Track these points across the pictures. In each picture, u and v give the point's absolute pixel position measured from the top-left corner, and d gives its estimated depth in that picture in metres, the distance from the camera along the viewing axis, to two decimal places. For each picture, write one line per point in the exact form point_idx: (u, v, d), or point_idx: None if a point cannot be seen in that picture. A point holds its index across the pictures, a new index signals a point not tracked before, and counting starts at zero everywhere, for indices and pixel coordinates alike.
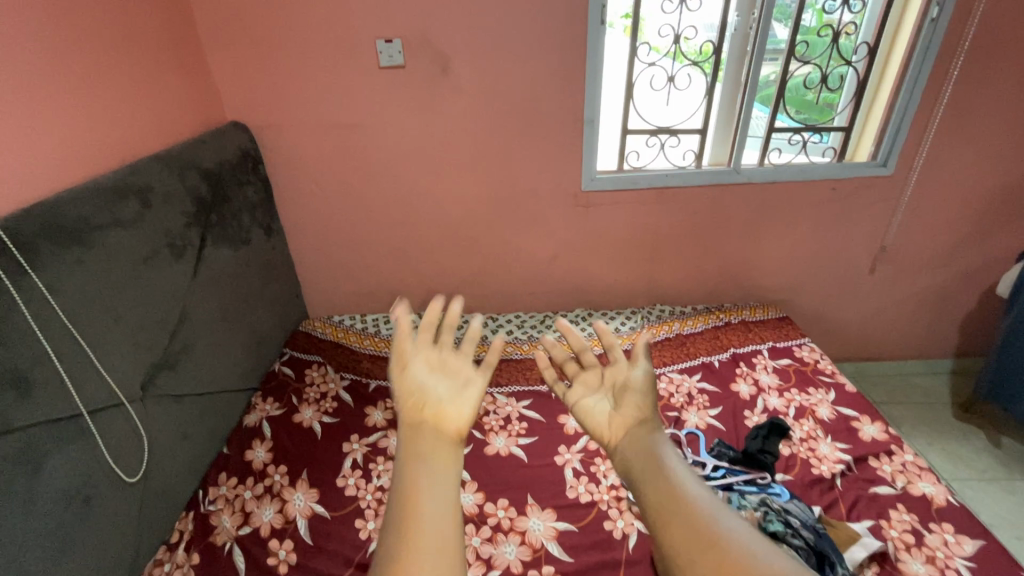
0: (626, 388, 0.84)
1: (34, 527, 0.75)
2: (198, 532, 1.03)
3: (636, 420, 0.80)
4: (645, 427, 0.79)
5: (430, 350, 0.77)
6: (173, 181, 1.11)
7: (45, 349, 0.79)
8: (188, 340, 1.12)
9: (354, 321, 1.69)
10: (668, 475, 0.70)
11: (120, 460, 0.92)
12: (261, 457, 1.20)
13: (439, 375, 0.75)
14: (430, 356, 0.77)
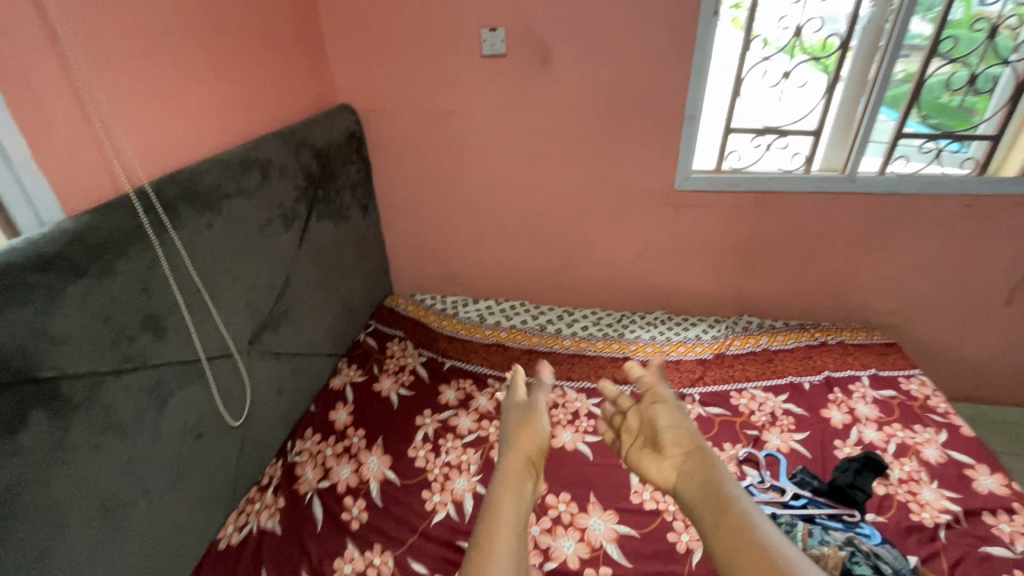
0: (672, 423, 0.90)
1: (160, 454, 0.86)
2: (285, 479, 1.13)
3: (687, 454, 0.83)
4: (699, 457, 0.81)
5: (514, 435, 0.91)
6: (289, 157, 1.21)
7: (179, 300, 0.89)
8: (290, 304, 1.23)
9: (435, 301, 1.76)
10: (719, 494, 0.72)
11: (228, 405, 1.02)
12: (342, 419, 1.29)
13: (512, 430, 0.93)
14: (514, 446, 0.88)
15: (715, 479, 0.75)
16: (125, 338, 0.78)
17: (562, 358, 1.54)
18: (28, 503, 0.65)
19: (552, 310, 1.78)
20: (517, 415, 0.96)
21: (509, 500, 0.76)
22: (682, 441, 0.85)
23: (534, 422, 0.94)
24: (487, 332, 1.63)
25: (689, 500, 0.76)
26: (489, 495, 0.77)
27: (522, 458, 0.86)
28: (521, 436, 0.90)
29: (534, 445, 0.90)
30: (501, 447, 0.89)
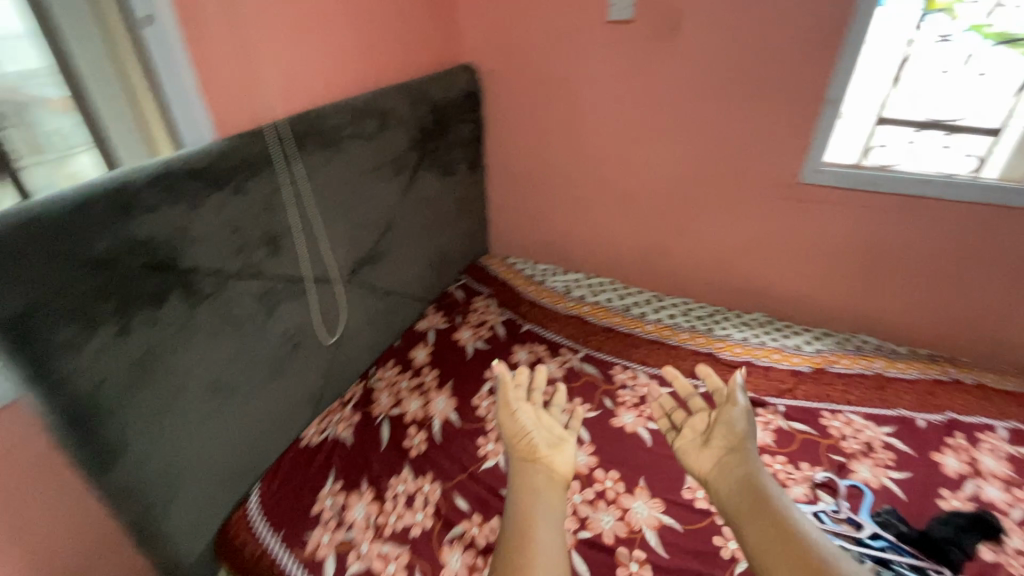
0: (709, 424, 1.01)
1: (264, 352, 1.00)
2: (363, 399, 1.26)
3: (727, 451, 0.93)
4: (735, 454, 0.92)
5: (537, 429, 1.03)
6: (407, 109, 1.29)
7: (294, 223, 1.02)
8: (389, 245, 1.33)
9: (526, 267, 1.80)
10: (757, 489, 0.84)
11: (324, 324, 1.15)
12: (421, 358, 1.39)
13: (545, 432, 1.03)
14: (538, 443, 1.00)
15: (749, 476, 0.87)
16: (246, 248, 0.92)
17: (640, 342, 1.50)
18: (161, 365, 0.81)
19: (641, 293, 1.72)
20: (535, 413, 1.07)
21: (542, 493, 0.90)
22: (727, 437, 0.95)
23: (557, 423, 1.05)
24: (570, 304, 1.64)
25: (722, 493, 0.88)
26: (525, 487, 0.91)
27: (544, 456, 0.98)
28: (542, 432, 1.02)
29: (556, 442, 1.01)
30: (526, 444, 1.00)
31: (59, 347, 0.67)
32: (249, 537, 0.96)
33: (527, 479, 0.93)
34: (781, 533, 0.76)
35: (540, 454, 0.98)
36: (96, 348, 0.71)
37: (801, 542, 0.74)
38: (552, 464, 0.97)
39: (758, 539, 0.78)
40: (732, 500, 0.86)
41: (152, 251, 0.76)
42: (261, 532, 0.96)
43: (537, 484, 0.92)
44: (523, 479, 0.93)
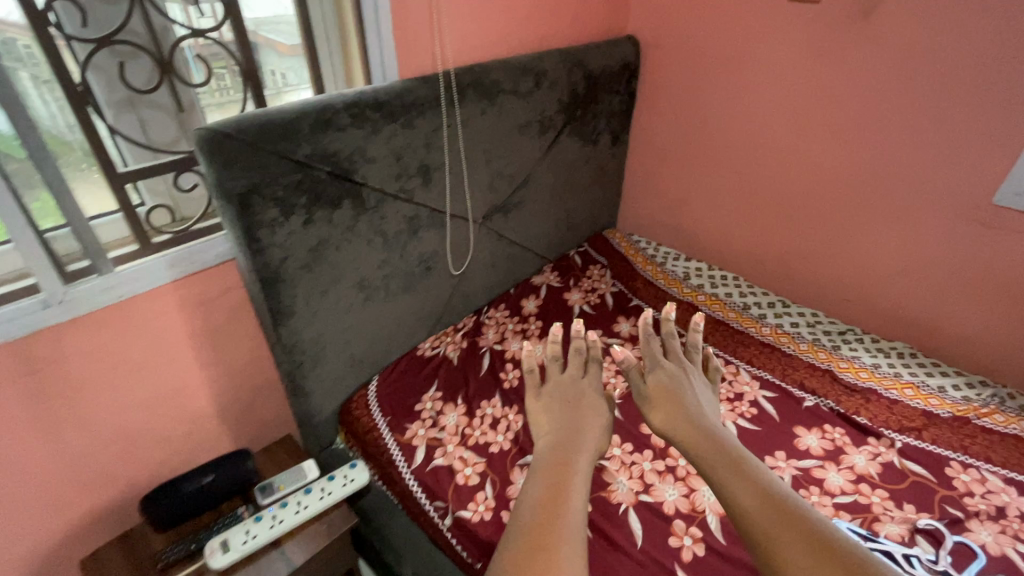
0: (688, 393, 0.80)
1: (401, 268, 1.17)
2: (473, 330, 1.40)
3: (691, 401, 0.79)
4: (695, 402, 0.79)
5: (575, 397, 0.84)
6: (563, 73, 1.36)
7: (446, 162, 1.16)
8: (522, 199, 1.44)
9: (649, 247, 1.80)
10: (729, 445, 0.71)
11: (453, 256, 1.30)
12: (530, 308, 1.50)
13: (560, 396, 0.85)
14: (565, 410, 0.81)
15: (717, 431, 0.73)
16: (404, 175, 1.07)
17: (752, 342, 1.44)
18: (327, 256, 1.00)
19: (766, 294, 1.63)
20: (569, 377, 0.87)
21: (564, 466, 0.70)
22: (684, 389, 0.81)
23: (600, 395, 0.85)
24: (685, 290, 1.61)
25: (692, 448, 0.73)
26: (550, 456, 0.73)
27: (586, 422, 0.79)
28: (578, 401, 0.83)
29: (591, 408, 0.82)
30: (553, 408, 0.82)
31: (262, 221, 0.87)
32: (364, 414, 1.15)
33: (549, 443, 0.76)
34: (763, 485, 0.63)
35: (561, 420, 0.80)
36: (286, 229, 0.91)
37: (823, 530, 0.58)
38: (593, 437, 0.77)
39: (760, 514, 0.61)
40: (710, 467, 0.69)
41: (335, 161, 0.94)
42: (373, 413, 1.15)
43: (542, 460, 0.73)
44: (546, 443, 0.76)
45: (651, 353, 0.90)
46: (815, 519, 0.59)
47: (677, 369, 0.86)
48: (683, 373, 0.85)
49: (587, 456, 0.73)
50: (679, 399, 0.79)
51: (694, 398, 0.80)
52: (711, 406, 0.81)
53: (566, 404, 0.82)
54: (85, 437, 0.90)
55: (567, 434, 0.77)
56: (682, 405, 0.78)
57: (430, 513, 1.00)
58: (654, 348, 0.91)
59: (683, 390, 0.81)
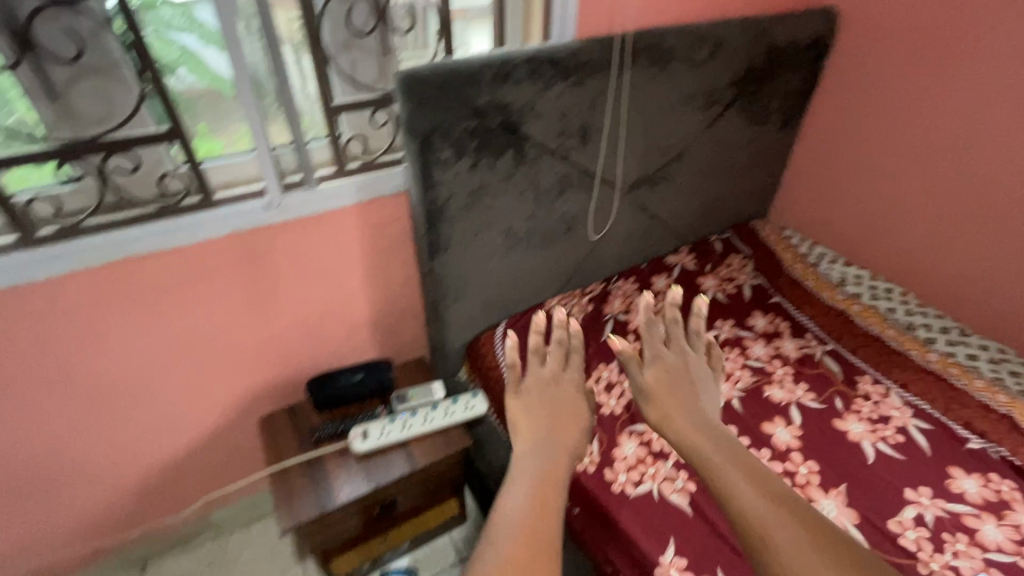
0: (686, 393, 0.83)
1: (544, 223, 1.22)
2: (599, 296, 1.40)
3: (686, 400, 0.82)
4: (693, 401, 0.82)
5: (558, 406, 0.91)
6: (743, 44, 1.28)
7: (606, 125, 1.17)
8: (671, 173, 1.40)
9: (802, 244, 1.64)
10: (725, 445, 0.74)
11: (594, 221, 1.32)
12: (660, 285, 1.46)
13: (539, 405, 0.91)
14: (546, 411, 0.89)
15: (713, 431, 0.76)
16: (565, 133, 1.11)
17: (912, 366, 1.26)
18: (483, 201, 1.08)
19: (940, 318, 1.41)
20: (547, 375, 0.95)
21: (542, 477, 0.77)
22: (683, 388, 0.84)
23: (578, 392, 0.94)
24: (837, 297, 1.45)
25: (688, 446, 0.76)
26: (535, 461, 0.80)
27: (563, 428, 0.87)
28: (560, 401, 0.92)
29: (569, 414, 0.90)
30: (537, 417, 0.88)
31: (437, 160, 0.97)
32: (489, 352, 1.23)
33: (529, 447, 0.83)
34: (755, 484, 0.67)
35: (541, 422, 0.87)
36: (455, 170, 1.00)
37: (809, 526, 0.61)
38: (569, 442, 0.85)
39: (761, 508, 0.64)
40: (707, 464, 0.72)
41: (507, 112, 1.00)
42: (497, 353, 1.22)
43: (525, 466, 0.79)
44: (524, 450, 0.83)
45: (649, 341, 0.92)
46: (810, 514, 0.63)
47: (676, 364, 0.89)
48: (680, 367, 0.88)
49: (562, 458, 0.82)
50: (675, 397, 0.82)
51: (691, 396, 0.83)
52: (706, 400, 0.84)
53: (548, 402, 0.91)
54: (275, 319, 1.09)
55: (547, 445, 0.83)
56: (680, 404, 0.81)
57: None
58: (653, 335, 0.93)
59: (679, 385, 0.84)
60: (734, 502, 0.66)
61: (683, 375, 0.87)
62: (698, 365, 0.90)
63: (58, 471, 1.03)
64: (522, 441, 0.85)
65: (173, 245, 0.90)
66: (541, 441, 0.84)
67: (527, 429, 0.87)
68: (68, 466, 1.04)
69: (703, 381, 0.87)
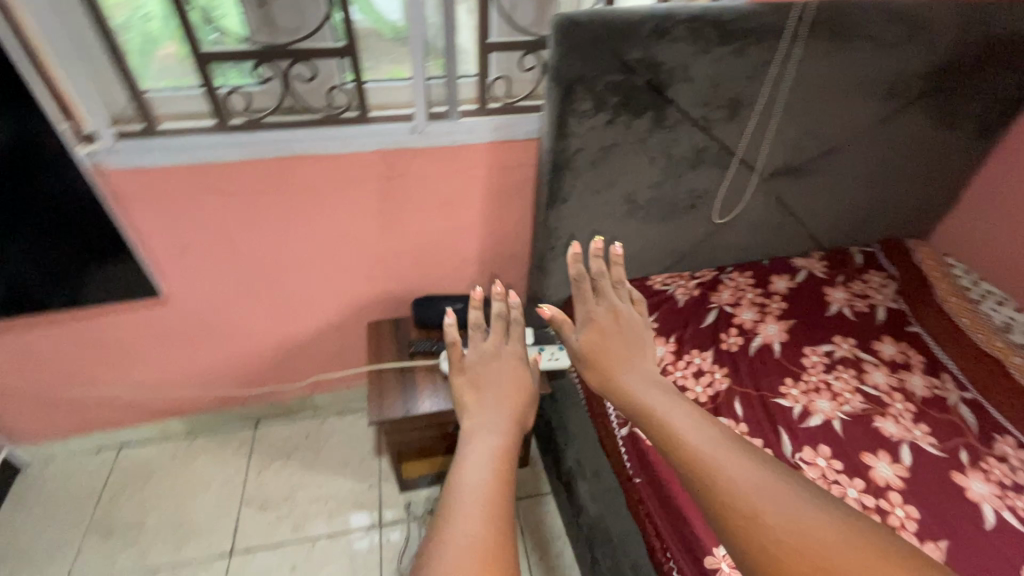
0: (619, 349, 0.71)
1: (667, 195, 1.18)
2: (709, 283, 1.34)
3: (627, 359, 0.70)
4: (634, 358, 0.70)
5: (492, 369, 0.70)
6: (950, 30, 1.10)
7: (760, 102, 1.08)
8: (821, 167, 1.27)
9: (964, 277, 1.40)
10: (672, 400, 0.62)
11: (722, 203, 1.25)
12: (779, 286, 1.35)
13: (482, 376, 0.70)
14: (488, 380, 0.69)
15: (655, 385, 0.66)
16: (712, 104, 1.05)
17: None
18: (611, 160, 1.07)
19: None
20: (488, 349, 0.72)
21: (497, 456, 0.58)
22: (619, 343, 0.72)
23: (523, 365, 0.72)
24: (996, 342, 1.22)
25: (633, 406, 0.63)
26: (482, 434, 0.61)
27: (509, 395, 0.68)
28: (504, 377, 0.70)
29: (515, 390, 0.69)
30: (470, 385, 0.69)
31: (576, 110, 0.98)
32: None
33: (483, 422, 0.63)
34: (708, 441, 0.55)
35: (490, 393, 0.67)
36: (590, 123, 1.00)
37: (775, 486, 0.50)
38: (522, 413, 0.66)
39: (712, 445, 0.55)
40: (656, 411, 0.61)
41: (656, 71, 0.97)
42: None
43: (475, 446, 0.59)
44: (487, 419, 0.63)
45: (581, 297, 0.78)
46: (760, 449, 0.54)
47: (610, 319, 0.76)
48: (616, 322, 0.75)
49: (516, 434, 0.62)
50: (618, 358, 0.70)
51: (631, 354, 0.71)
52: (644, 357, 0.72)
53: (489, 381, 0.69)
54: (397, 235, 1.19)
55: (483, 419, 0.64)
56: (623, 364, 0.69)
57: (609, 416, 1.07)
58: (583, 293, 0.78)
59: (613, 343, 0.73)
60: (681, 437, 0.56)
61: (620, 338, 0.73)
62: (637, 322, 0.76)
63: (211, 325, 1.25)
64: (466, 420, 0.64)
65: (329, 150, 1.01)
66: (478, 416, 0.64)
67: (474, 401, 0.66)
68: (219, 323, 1.25)
69: (638, 338, 0.74)
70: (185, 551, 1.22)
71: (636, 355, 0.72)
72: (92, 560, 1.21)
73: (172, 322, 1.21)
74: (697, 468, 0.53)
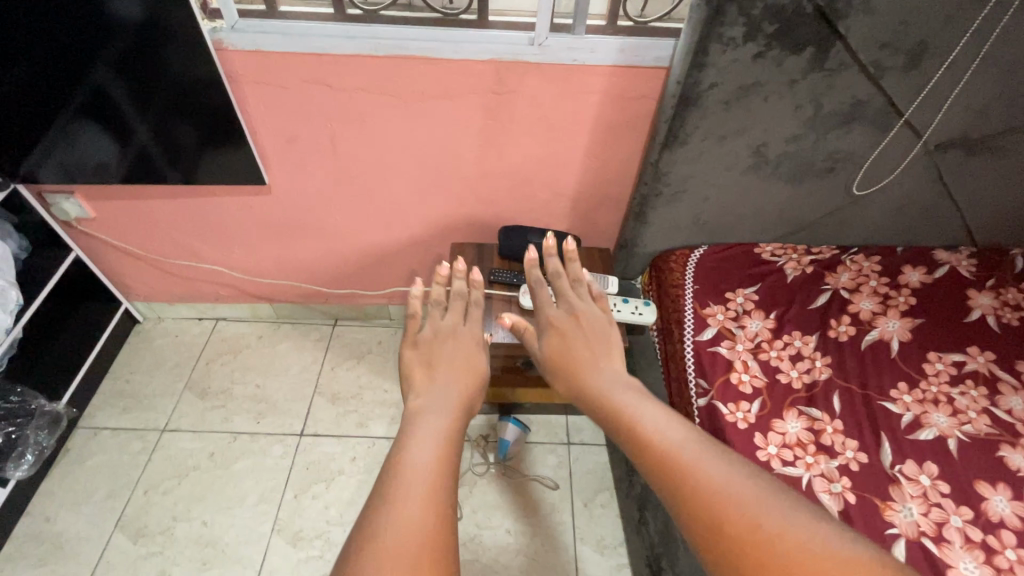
0: (566, 332, 0.83)
1: (804, 154, 1.02)
2: (828, 262, 1.18)
3: (579, 338, 0.80)
4: (582, 341, 0.80)
5: (442, 347, 0.83)
6: None
7: (954, 52, 0.87)
8: (1008, 144, 1.04)
9: None
10: (615, 390, 0.68)
11: (867, 173, 1.07)
12: (911, 278, 1.17)
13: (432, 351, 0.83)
14: (445, 357, 0.82)
15: (602, 365, 0.74)
16: (891, 48, 0.86)
17: None
18: (749, 101, 0.93)
19: None
20: (447, 328, 0.88)
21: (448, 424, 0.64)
22: (571, 325, 0.84)
23: (476, 344, 0.85)
24: None
25: (585, 387, 0.73)
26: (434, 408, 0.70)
27: (461, 374, 0.78)
28: (463, 353, 0.83)
29: (469, 367, 0.81)
30: (416, 359, 0.82)
31: (722, 36, 0.84)
32: (677, 270, 1.15)
33: (438, 399, 0.72)
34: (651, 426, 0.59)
35: (440, 371, 0.78)
36: (734, 56, 0.86)
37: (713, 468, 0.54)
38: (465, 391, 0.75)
39: (685, 439, 0.58)
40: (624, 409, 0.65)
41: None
42: (686, 275, 1.14)
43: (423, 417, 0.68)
44: (441, 396, 0.73)
45: (542, 300, 0.91)
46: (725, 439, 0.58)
47: (569, 318, 0.85)
48: (570, 322, 0.85)
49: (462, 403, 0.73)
50: (565, 336, 0.81)
51: (581, 334, 0.81)
52: (608, 353, 0.78)
53: (437, 356, 0.82)
54: (494, 157, 1.14)
55: (427, 384, 0.76)
56: (572, 348, 0.79)
57: (689, 385, 1.00)
58: (539, 294, 0.92)
59: (570, 335, 0.82)
60: (648, 438, 0.58)
61: (575, 325, 0.84)
62: (598, 316, 0.85)
63: (306, 221, 1.28)
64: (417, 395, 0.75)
65: (441, 54, 0.95)
66: (422, 381, 0.76)
67: (428, 377, 0.77)
68: (314, 221, 1.28)
69: (595, 327, 0.83)
70: (263, 423, 1.34)
71: (592, 345, 0.79)
72: (187, 413, 1.35)
73: (272, 213, 1.26)
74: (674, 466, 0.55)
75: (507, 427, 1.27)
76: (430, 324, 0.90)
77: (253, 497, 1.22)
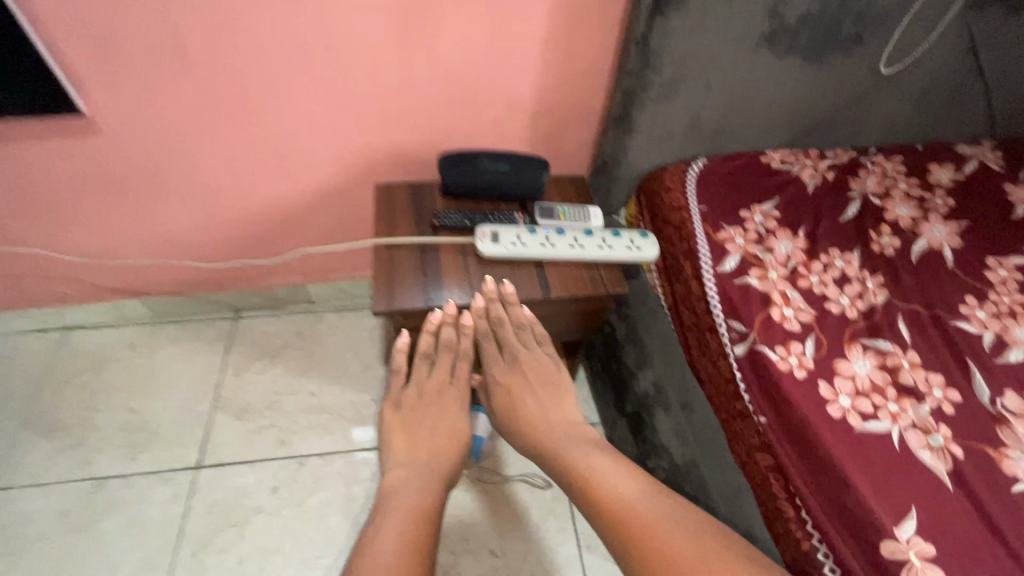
0: (522, 400, 0.83)
1: (829, 16, 0.79)
2: (848, 166, 0.96)
3: (534, 406, 0.83)
4: (540, 406, 0.83)
5: (423, 419, 0.83)
6: None
7: None
8: None
9: None
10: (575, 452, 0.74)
11: (894, 42, 0.86)
12: (942, 178, 0.97)
13: (416, 422, 0.83)
14: (427, 430, 0.82)
15: (564, 433, 0.79)
16: None
17: None
18: None
19: None
20: (432, 392, 0.85)
21: (414, 506, 0.69)
22: (524, 390, 0.84)
23: (462, 408, 0.85)
24: None
25: (548, 458, 0.77)
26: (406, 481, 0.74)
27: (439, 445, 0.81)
28: (444, 420, 0.83)
29: (450, 437, 0.82)
30: (401, 432, 0.81)
31: None
32: (676, 189, 0.88)
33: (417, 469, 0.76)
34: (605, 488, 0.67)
35: (423, 448, 0.80)
36: None
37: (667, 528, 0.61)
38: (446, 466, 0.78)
39: (634, 499, 0.65)
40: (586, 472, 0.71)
41: None
42: (687, 193, 0.88)
43: (402, 496, 0.71)
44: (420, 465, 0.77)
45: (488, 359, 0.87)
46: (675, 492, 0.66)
47: (518, 374, 0.85)
48: (520, 376, 0.85)
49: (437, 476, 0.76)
50: (521, 406, 0.82)
51: (538, 403, 0.83)
52: (560, 407, 0.83)
53: (421, 426, 0.82)
54: (419, 57, 0.83)
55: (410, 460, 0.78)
56: (531, 421, 0.81)
57: (718, 331, 0.74)
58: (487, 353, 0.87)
59: (523, 399, 0.83)
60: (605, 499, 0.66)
61: (526, 378, 0.84)
62: (545, 363, 0.86)
63: (165, 175, 0.91)
64: (397, 466, 0.77)
65: None
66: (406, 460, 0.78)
67: (408, 452, 0.80)
68: (175, 173, 0.91)
69: (549, 385, 0.85)
70: (140, 460, 0.98)
71: (545, 407, 0.83)
72: (25, 461, 0.97)
73: (109, 165, 0.88)
74: (628, 530, 0.63)
75: (479, 420, 0.98)
76: (415, 383, 0.86)
77: (132, 565, 0.87)
